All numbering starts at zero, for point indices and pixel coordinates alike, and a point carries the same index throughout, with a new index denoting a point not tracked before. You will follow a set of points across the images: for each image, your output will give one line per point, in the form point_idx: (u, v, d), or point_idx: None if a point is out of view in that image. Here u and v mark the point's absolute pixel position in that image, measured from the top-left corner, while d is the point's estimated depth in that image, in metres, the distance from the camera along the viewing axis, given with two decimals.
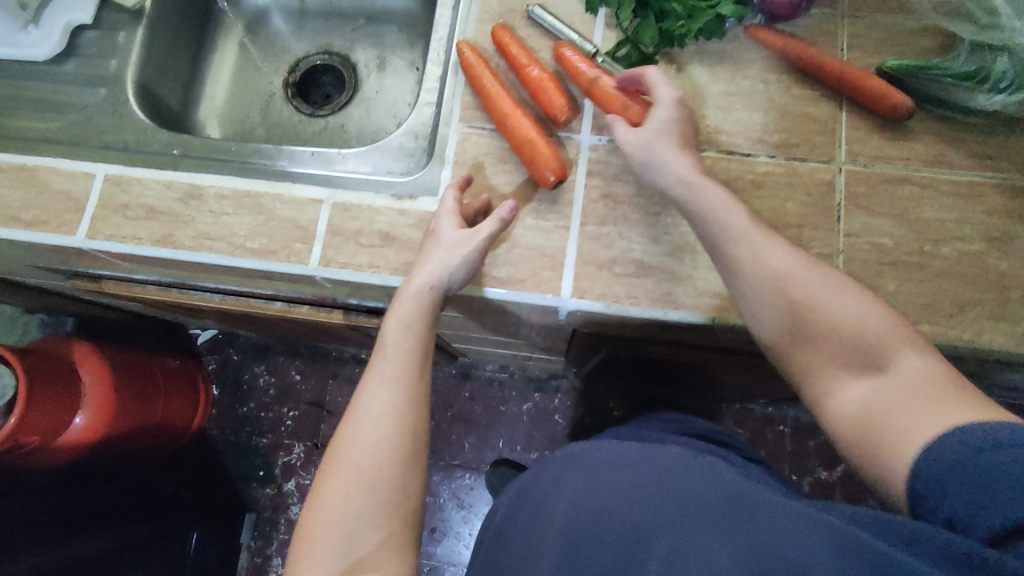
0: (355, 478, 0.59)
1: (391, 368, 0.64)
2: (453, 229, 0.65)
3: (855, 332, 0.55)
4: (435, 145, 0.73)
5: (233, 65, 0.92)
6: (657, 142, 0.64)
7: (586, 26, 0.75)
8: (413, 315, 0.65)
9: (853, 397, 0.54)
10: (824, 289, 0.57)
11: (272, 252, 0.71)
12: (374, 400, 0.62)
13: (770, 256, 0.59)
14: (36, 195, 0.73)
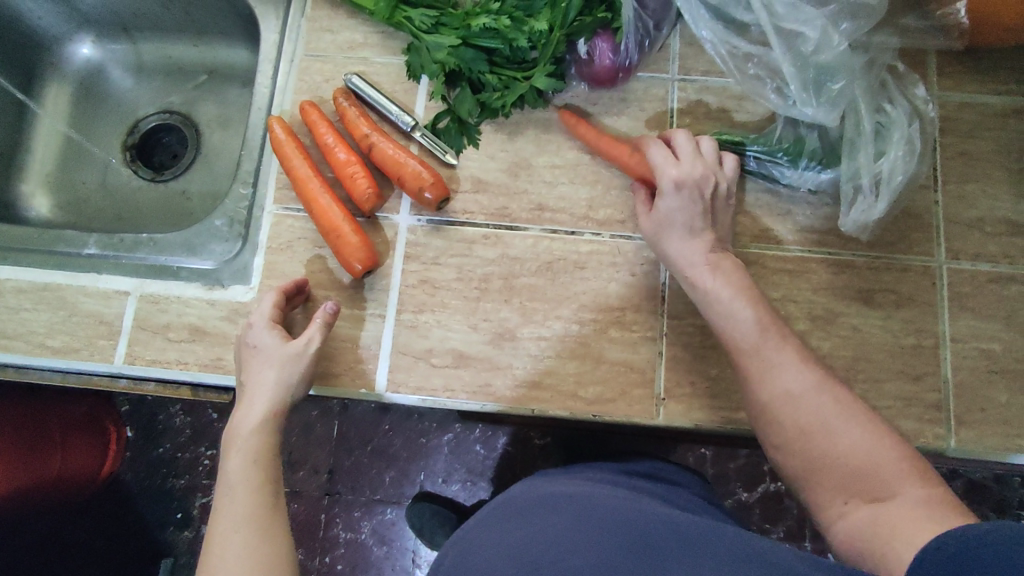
0: None
1: (240, 506, 0.54)
2: (281, 344, 0.61)
3: (853, 460, 0.49)
4: (249, 227, 0.69)
5: (61, 125, 0.87)
6: (671, 225, 0.61)
7: (408, 96, 0.72)
8: (255, 443, 0.58)
9: (859, 522, 0.47)
10: (833, 416, 0.51)
11: (74, 350, 0.67)
12: (232, 555, 0.52)
13: (784, 374, 0.54)
14: None
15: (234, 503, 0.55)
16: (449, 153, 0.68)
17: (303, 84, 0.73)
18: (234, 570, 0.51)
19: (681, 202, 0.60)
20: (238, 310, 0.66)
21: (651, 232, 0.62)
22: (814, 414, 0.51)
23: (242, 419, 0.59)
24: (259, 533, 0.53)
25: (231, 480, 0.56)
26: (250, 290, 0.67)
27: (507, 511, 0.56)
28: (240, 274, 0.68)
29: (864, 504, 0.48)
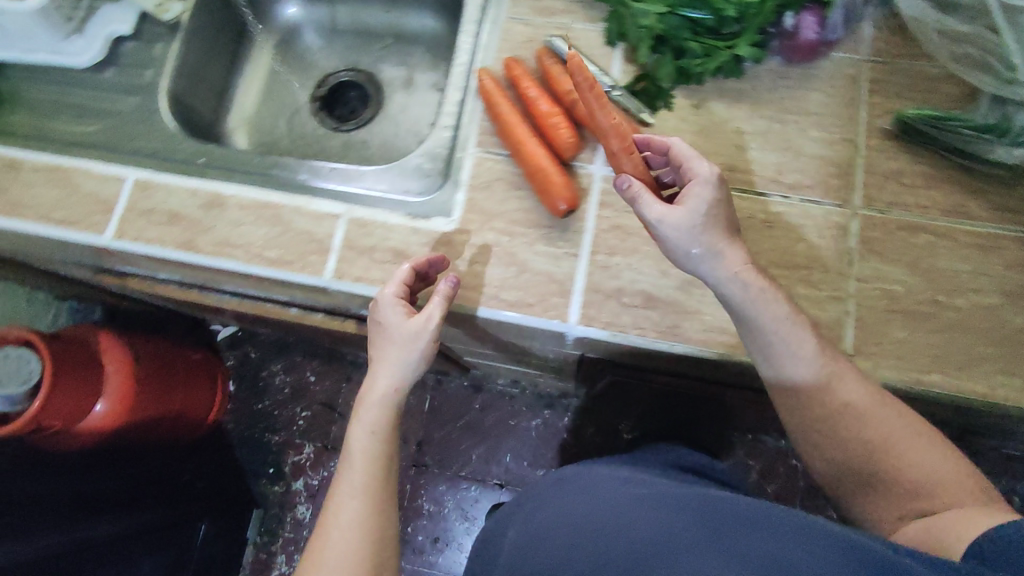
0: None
1: (357, 481, 0.67)
2: (402, 321, 0.67)
3: (916, 475, 0.60)
4: (450, 167, 0.75)
5: (263, 75, 0.96)
6: (701, 229, 0.61)
7: (605, 59, 0.76)
8: (377, 422, 0.69)
9: (909, 529, 0.59)
10: (898, 430, 0.61)
11: (288, 262, 0.72)
12: (346, 514, 0.65)
13: (844, 389, 0.61)
14: (68, 195, 0.76)
15: (353, 477, 0.67)
16: (643, 114, 0.73)
17: (507, 42, 0.78)
18: (346, 531, 0.64)
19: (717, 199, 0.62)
20: (442, 239, 0.71)
21: (688, 229, 0.61)
22: (874, 431, 0.61)
23: (368, 395, 0.69)
24: (371, 508, 0.66)
25: (354, 454, 0.68)
26: (452, 222, 0.72)
27: (590, 472, 0.71)
28: (442, 208, 0.73)
29: (912, 516, 0.59)
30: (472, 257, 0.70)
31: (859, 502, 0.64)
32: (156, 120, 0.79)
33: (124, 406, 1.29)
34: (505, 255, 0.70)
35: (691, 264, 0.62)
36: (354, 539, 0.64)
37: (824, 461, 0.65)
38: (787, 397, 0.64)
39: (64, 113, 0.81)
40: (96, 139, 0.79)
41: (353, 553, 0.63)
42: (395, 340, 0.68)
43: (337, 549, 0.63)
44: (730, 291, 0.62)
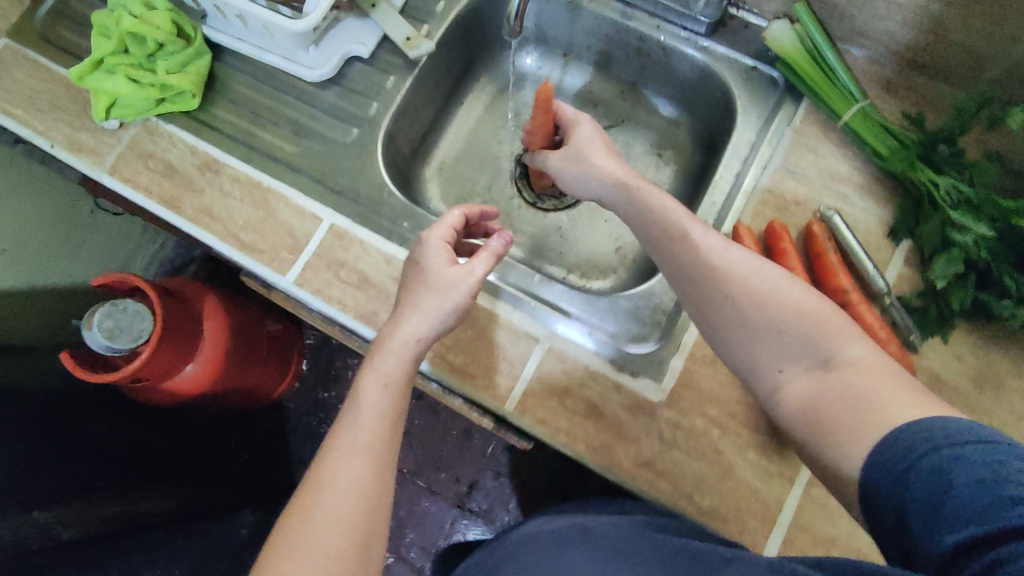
0: (322, 550, 0.47)
1: (362, 435, 0.53)
2: (444, 267, 0.60)
3: (794, 318, 0.54)
4: (669, 321, 0.67)
5: (470, 127, 0.86)
6: (583, 150, 0.68)
7: (883, 253, 0.65)
8: (394, 373, 0.56)
9: (798, 386, 0.53)
10: (771, 283, 0.55)
11: (470, 375, 0.66)
12: (340, 475, 0.50)
13: (724, 254, 0.57)
14: (261, 219, 0.70)
15: (355, 431, 0.53)
16: (913, 334, 0.62)
17: (771, 198, 0.67)
18: (340, 499, 0.49)
19: (595, 133, 0.69)
20: (645, 406, 0.63)
21: (569, 155, 0.69)
22: (742, 291, 0.56)
23: (388, 341, 0.57)
24: (375, 463, 0.52)
25: (360, 410, 0.54)
26: (660, 391, 0.64)
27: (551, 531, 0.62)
28: (654, 369, 0.64)
29: (803, 368, 0.53)
30: (673, 440, 0.63)
31: (743, 354, 0.56)
32: (369, 164, 0.72)
33: (207, 372, 1.24)
34: (710, 449, 0.62)
35: (580, 184, 0.69)
36: (349, 513, 0.49)
37: (726, 353, 0.57)
38: (692, 292, 0.59)
39: (274, 122, 0.74)
40: (299, 162, 0.73)
41: (340, 527, 0.49)
42: (437, 282, 0.59)
43: (322, 530, 0.48)
44: (612, 200, 0.66)
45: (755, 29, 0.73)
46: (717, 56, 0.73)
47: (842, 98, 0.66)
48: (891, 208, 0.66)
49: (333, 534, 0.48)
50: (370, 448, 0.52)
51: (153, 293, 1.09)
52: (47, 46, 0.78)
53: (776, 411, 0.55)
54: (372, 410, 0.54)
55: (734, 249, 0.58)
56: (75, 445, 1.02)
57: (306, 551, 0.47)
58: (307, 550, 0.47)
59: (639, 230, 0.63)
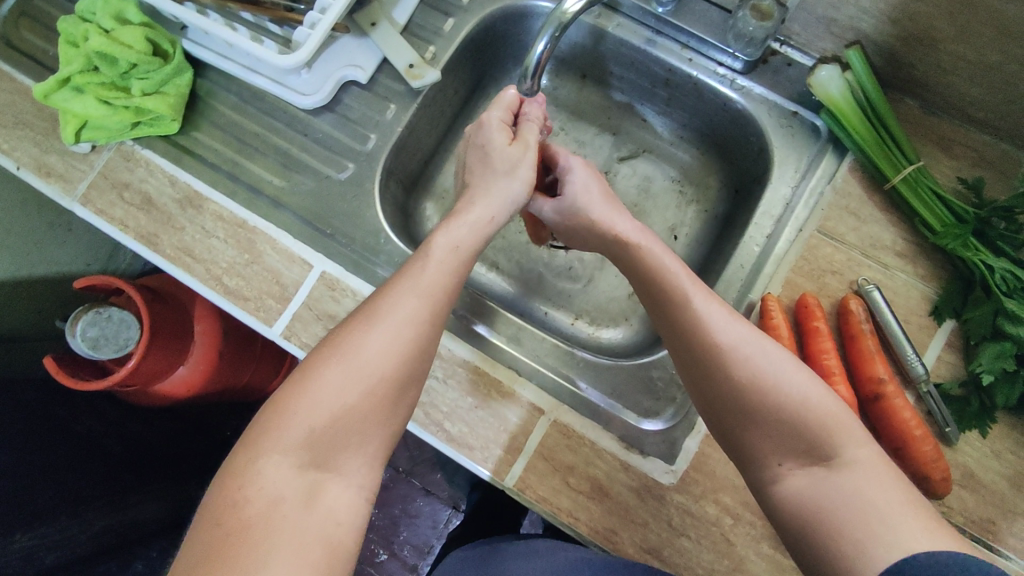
0: (360, 376, 0.45)
1: (428, 278, 0.49)
2: (504, 144, 0.58)
3: (802, 414, 0.45)
4: (684, 396, 0.62)
5: None
6: (577, 203, 0.59)
7: (921, 333, 0.59)
8: (465, 241, 0.52)
9: (795, 484, 0.45)
10: (776, 355, 0.47)
11: (468, 446, 0.60)
12: (395, 311, 0.47)
13: (721, 323, 0.48)
14: (246, 263, 0.65)
15: (418, 279, 0.49)
16: (948, 428, 0.57)
17: (804, 265, 0.62)
18: (384, 345, 0.46)
19: (590, 177, 0.61)
20: (655, 489, 0.58)
21: (564, 206, 0.60)
22: (746, 367, 0.46)
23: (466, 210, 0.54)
24: (430, 316, 0.48)
25: (432, 256, 0.50)
26: (672, 473, 0.59)
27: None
28: (665, 450, 0.59)
29: (803, 464, 0.45)
30: (681, 526, 0.58)
31: (737, 438, 0.48)
32: (365, 206, 0.67)
33: (201, 376, 1.10)
34: (722, 540, 0.57)
35: (581, 235, 0.60)
36: (400, 348, 0.46)
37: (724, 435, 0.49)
38: (686, 365, 0.50)
39: (263, 152, 0.69)
40: (288, 200, 0.67)
41: (391, 354, 0.46)
42: (509, 161, 0.57)
43: (372, 352, 0.45)
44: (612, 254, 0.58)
45: (800, 69, 0.66)
46: (754, 98, 0.66)
47: (891, 159, 0.61)
48: (935, 283, 0.60)
49: (382, 358, 0.45)
50: (433, 289, 0.49)
51: (138, 297, 0.98)
52: (14, 54, 0.71)
53: (768, 508, 0.47)
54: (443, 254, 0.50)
55: (736, 320, 0.49)
56: (66, 444, 0.92)
57: (357, 360, 0.45)
58: (357, 361, 0.45)
59: (643, 297, 0.54)
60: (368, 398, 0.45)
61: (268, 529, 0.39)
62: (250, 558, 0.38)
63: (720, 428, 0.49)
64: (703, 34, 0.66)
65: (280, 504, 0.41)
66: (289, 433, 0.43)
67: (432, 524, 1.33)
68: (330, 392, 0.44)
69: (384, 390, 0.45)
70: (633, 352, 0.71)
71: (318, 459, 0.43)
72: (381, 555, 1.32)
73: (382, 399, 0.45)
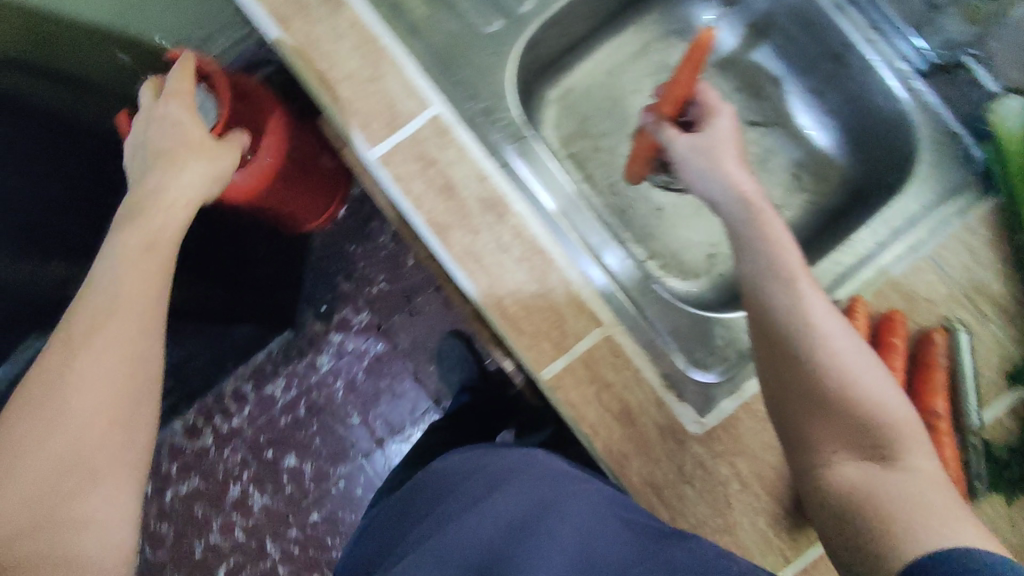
0: (80, 385, 0.45)
1: (128, 277, 0.50)
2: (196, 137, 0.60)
3: (873, 412, 0.46)
4: (738, 361, 0.62)
5: (618, 63, 0.77)
6: (713, 148, 0.56)
7: (989, 387, 0.59)
8: (161, 236, 0.54)
9: (848, 474, 0.45)
10: (859, 352, 0.48)
11: (518, 329, 0.61)
12: (98, 312, 0.48)
13: (816, 305, 0.49)
14: (368, 78, 0.63)
15: (109, 288, 0.49)
16: (978, 484, 0.57)
17: (905, 284, 0.60)
18: (96, 350, 0.47)
19: (733, 129, 0.57)
20: (678, 433, 0.59)
21: (698, 146, 0.57)
22: (829, 354, 0.47)
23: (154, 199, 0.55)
24: (144, 287, 0.50)
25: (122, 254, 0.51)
26: (699, 424, 0.59)
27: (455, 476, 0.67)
28: (700, 402, 0.60)
29: (858, 458, 0.46)
30: (690, 475, 0.59)
31: (794, 421, 0.49)
32: (500, 67, 0.66)
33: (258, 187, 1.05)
34: (722, 499, 0.58)
35: (699, 184, 0.57)
36: (120, 341, 0.47)
37: (781, 414, 0.49)
38: (763, 341, 0.50)
39: None
40: (427, 32, 0.66)
41: (113, 341, 0.47)
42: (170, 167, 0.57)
43: (80, 382, 0.45)
44: (726, 213, 0.55)
45: (983, 92, 0.61)
46: (924, 105, 0.63)
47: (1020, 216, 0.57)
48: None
49: (100, 377, 0.46)
50: (143, 268, 0.51)
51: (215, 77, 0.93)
52: None
53: (809, 491, 0.47)
54: (148, 232, 0.53)
55: (831, 310, 0.50)
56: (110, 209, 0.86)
57: (61, 406, 0.44)
58: (70, 380, 0.45)
59: (738, 265, 0.53)
60: (99, 405, 0.45)
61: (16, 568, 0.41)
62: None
63: (778, 410, 0.50)
64: (896, 19, 0.64)
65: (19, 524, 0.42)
66: (16, 479, 0.42)
67: (410, 408, 1.36)
68: (79, 381, 0.45)
69: (122, 383, 0.47)
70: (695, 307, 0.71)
71: (57, 490, 0.43)
72: (355, 418, 1.36)
73: (122, 397, 0.47)
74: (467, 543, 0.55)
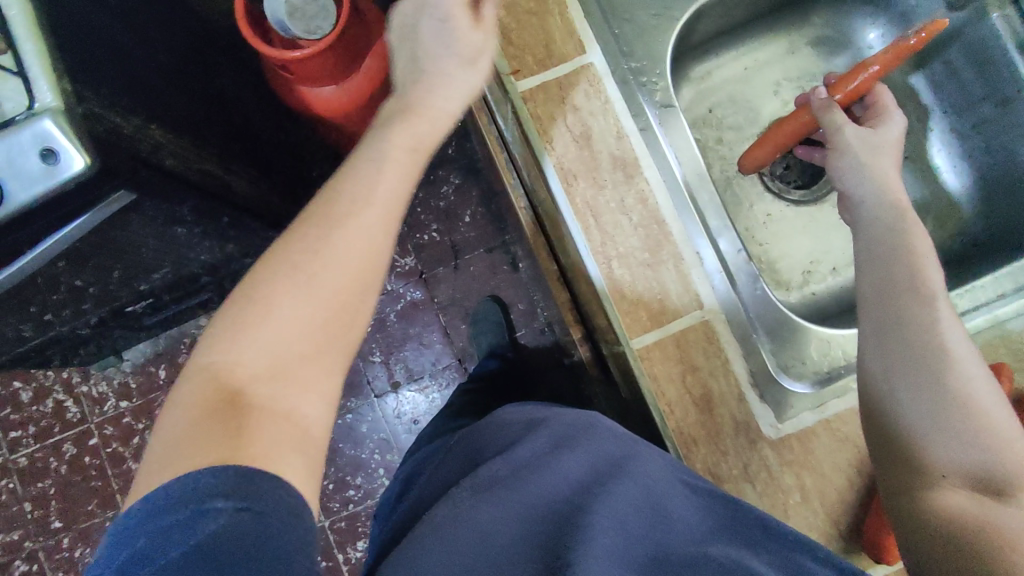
0: (335, 263, 0.39)
1: (388, 161, 0.44)
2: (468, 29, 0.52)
3: (994, 445, 0.46)
4: (828, 375, 0.61)
5: (763, 60, 0.76)
6: (883, 149, 0.59)
7: None
8: (426, 137, 0.47)
9: (956, 500, 0.45)
10: (988, 386, 0.48)
11: (619, 292, 0.60)
12: (356, 191, 0.41)
13: (949, 328, 0.50)
14: (532, 10, 0.63)
15: (373, 165, 0.43)
16: None
17: (1016, 341, 0.59)
18: (359, 231, 0.40)
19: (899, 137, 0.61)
20: (753, 432, 0.59)
21: (868, 143, 0.59)
22: (958, 379, 0.48)
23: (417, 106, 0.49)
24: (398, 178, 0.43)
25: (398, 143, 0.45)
26: (775, 429, 0.59)
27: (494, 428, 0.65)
28: (780, 406, 0.59)
29: (969, 487, 0.46)
30: (753, 475, 0.58)
31: (904, 438, 0.49)
32: (661, 30, 0.65)
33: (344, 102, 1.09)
34: (780, 508, 0.58)
35: (850, 177, 0.59)
36: (379, 218, 0.41)
37: (889, 430, 0.50)
38: (889, 353, 0.50)
39: None
40: None
41: (377, 221, 0.41)
42: (430, 68, 0.51)
43: (335, 258, 0.39)
44: (873, 216, 0.56)
45: None
46: None
47: None
48: None
49: (349, 254, 0.40)
50: (405, 158, 0.44)
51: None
52: None
53: (905, 511, 0.47)
54: (414, 128, 0.46)
55: (964, 338, 0.50)
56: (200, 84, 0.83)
57: (314, 274, 0.39)
58: (329, 255, 0.39)
59: (870, 274, 0.54)
60: (342, 283, 0.39)
61: (240, 425, 0.35)
62: (235, 445, 0.34)
63: (883, 424, 0.50)
64: None
65: (249, 383, 0.37)
66: (259, 340, 0.37)
67: (434, 360, 1.24)
68: (339, 249, 0.39)
69: (365, 267, 0.40)
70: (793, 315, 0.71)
71: (283, 364, 0.38)
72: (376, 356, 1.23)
73: (367, 278, 0.41)
74: (540, 502, 0.52)
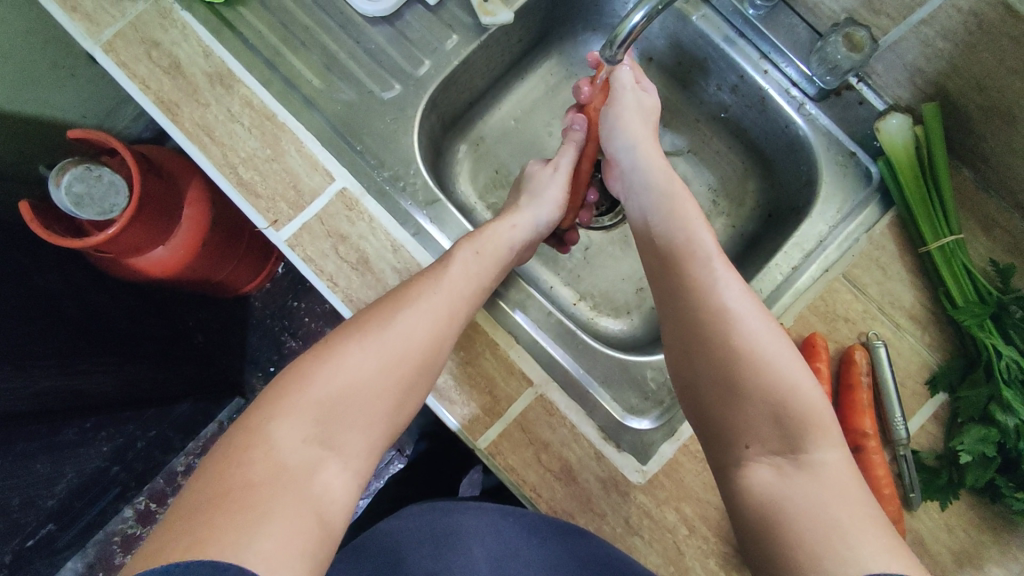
0: (383, 357, 0.50)
1: (449, 279, 0.55)
2: (536, 170, 0.68)
3: (786, 404, 0.46)
4: (671, 402, 0.62)
5: (526, 108, 0.77)
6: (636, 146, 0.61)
7: (911, 397, 0.60)
8: (485, 246, 0.59)
9: (762, 473, 0.46)
10: (780, 346, 0.48)
11: (450, 399, 0.60)
12: (410, 321, 0.52)
13: (732, 293, 0.50)
14: (267, 158, 0.61)
15: (444, 287, 0.55)
16: (913, 494, 0.57)
17: (821, 305, 0.61)
18: (409, 334, 0.52)
19: (644, 125, 0.62)
20: (621, 485, 0.59)
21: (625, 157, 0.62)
22: (745, 343, 0.48)
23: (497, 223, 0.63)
24: (445, 314, 0.54)
25: (454, 255, 0.57)
26: (641, 473, 0.59)
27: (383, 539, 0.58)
28: (637, 449, 0.60)
29: (771, 454, 0.46)
30: (637, 525, 0.58)
31: (714, 415, 0.49)
32: (402, 131, 0.65)
33: (182, 258, 0.95)
34: (673, 548, 0.57)
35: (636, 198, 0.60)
36: (429, 321, 0.53)
37: (702, 410, 0.50)
38: (684, 329, 0.51)
39: (308, 49, 0.65)
40: (323, 103, 0.65)
41: (420, 324, 0.52)
42: (538, 188, 0.66)
43: (396, 349, 0.51)
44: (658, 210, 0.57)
45: (870, 110, 0.63)
46: (819, 129, 0.65)
47: (931, 221, 0.59)
48: (940, 354, 0.60)
49: (403, 353, 0.51)
50: (475, 273, 0.57)
51: (131, 159, 0.84)
52: None
53: (729, 492, 0.48)
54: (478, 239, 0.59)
55: (750, 296, 0.50)
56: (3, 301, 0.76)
57: (377, 348, 0.51)
58: (387, 345, 0.51)
59: (661, 255, 0.55)
60: (379, 367, 0.50)
61: (269, 484, 0.42)
62: (249, 515, 0.39)
63: (698, 408, 0.50)
64: (786, 48, 0.64)
65: (285, 468, 0.43)
66: (311, 397, 0.47)
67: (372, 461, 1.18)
68: (395, 335, 0.51)
69: (413, 368, 0.51)
70: (631, 346, 0.71)
71: (323, 436, 0.46)
72: None
73: (397, 374, 0.51)
74: None
